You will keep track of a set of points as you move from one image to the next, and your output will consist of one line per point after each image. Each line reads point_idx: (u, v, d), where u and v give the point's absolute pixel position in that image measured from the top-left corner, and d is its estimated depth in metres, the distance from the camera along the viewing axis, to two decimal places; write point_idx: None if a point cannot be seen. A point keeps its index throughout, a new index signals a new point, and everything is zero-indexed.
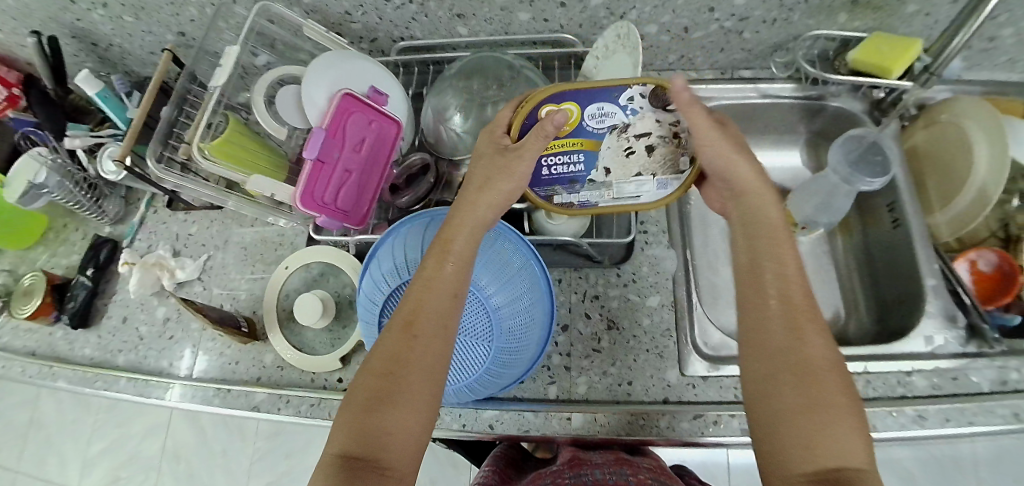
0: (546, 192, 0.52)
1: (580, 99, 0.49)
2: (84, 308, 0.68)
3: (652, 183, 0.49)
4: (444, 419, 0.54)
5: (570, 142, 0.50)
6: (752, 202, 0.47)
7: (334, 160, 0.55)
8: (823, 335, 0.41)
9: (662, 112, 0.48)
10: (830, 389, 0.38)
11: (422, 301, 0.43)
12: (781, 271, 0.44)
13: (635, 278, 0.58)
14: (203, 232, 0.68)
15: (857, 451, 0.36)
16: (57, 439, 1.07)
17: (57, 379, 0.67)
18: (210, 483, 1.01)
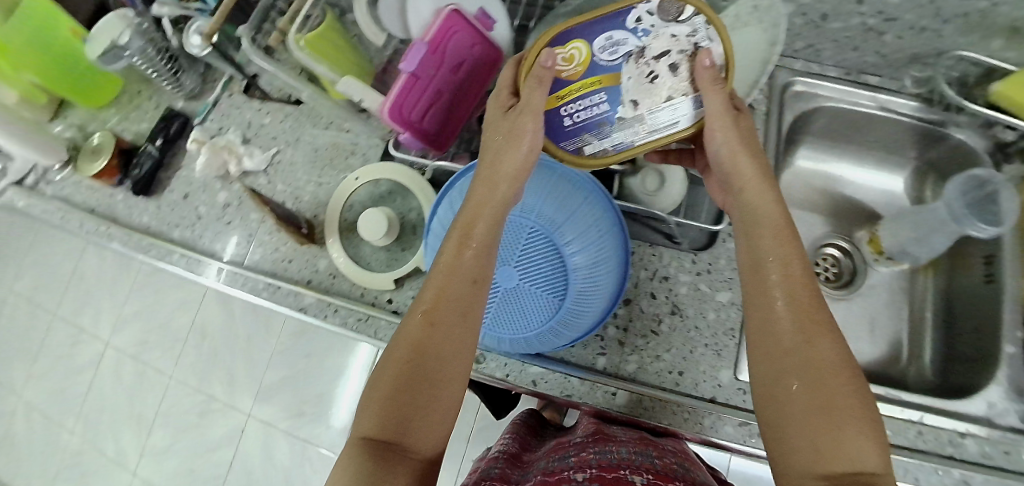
0: (573, 147, 0.44)
1: (586, 34, 0.42)
2: (147, 178, 0.68)
3: (683, 101, 0.42)
4: (489, 365, 0.52)
5: (586, 84, 0.42)
6: (752, 188, 0.42)
7: (428, 78, 0.51)
8: (833, 329, 0.36)
9: (676, 27, 0.41)
10: (842, 390, 0.33)
11: (446, 292, 0.39)
12: (786, 269, 0.38)
13: (709, 268, 0.55)
14: (276, 125, 0.67)
15: (873, 454, 0.32)
16: (109, 290, 1.18)
17: (112, 241, 0.68)
18: (229, 359, 1.09)
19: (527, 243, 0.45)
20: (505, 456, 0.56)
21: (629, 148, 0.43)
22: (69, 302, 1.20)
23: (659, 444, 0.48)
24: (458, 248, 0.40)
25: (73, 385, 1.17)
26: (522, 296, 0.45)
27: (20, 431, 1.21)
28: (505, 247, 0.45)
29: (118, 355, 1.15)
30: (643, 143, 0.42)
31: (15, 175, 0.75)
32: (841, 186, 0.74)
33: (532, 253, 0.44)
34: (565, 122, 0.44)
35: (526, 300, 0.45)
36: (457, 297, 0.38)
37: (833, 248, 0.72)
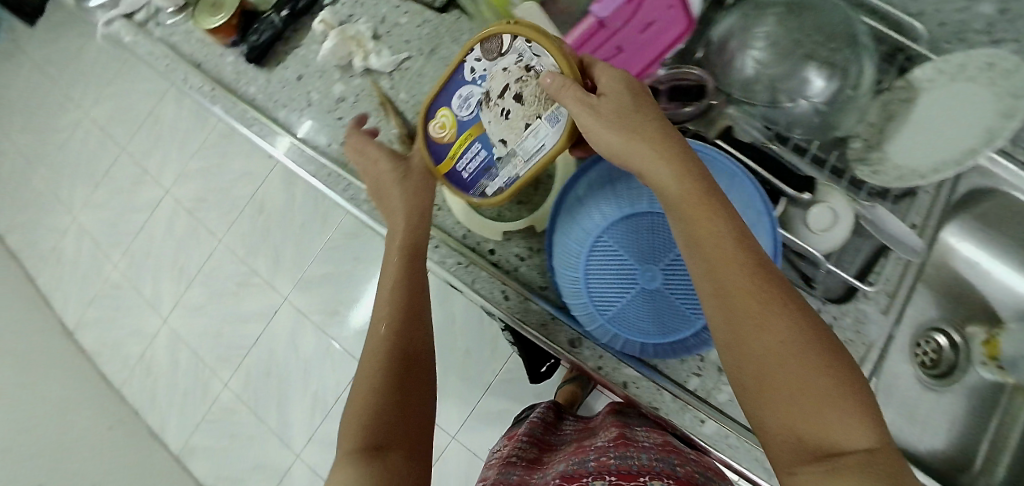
0: (477, 192, 0.47)
1: (446, 101, 0.47)
2: (264, 47, 0.64)
3: (541, 123, 0.42)
4: (582, 352, 0.48)
5: (463, 140, 0.46)
6: (675, 164, 0.36)
7: (612, 31, 0.46)
8: (778, 285, 0.31)
9: (506, 61, 0.43)
10: (812, 360, 0.28)
11: (396, 303, 0.43)
12: (717, 231, 0.33)
13: (831, 322, 0.52)
14: (411, 29, 0.62)
15: (860, 435, 0.26)
16: (178, 139, 1.18)
17: (214, 103, 0.66)
18: (280, 240, 1.09)
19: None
20: (523, 461, 0.59)
21: (517, 182, 0.45)
22: (141, 141, 1.21)
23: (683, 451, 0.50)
24: (400, 265, 0.44)
25: (130, 219, 1.21)
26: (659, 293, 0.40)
27: (75, 248, 1.28)
28: (658, 247, 0.40)
29: (176, 205, 1.17)
30: (528, 173, 0.44)
31: (126, 7, 0.71)
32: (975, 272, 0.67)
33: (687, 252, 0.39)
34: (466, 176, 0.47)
35: (664, 299, 0.40)
36: (410, 301, 0.43)
37: (940, 335, 0.67)
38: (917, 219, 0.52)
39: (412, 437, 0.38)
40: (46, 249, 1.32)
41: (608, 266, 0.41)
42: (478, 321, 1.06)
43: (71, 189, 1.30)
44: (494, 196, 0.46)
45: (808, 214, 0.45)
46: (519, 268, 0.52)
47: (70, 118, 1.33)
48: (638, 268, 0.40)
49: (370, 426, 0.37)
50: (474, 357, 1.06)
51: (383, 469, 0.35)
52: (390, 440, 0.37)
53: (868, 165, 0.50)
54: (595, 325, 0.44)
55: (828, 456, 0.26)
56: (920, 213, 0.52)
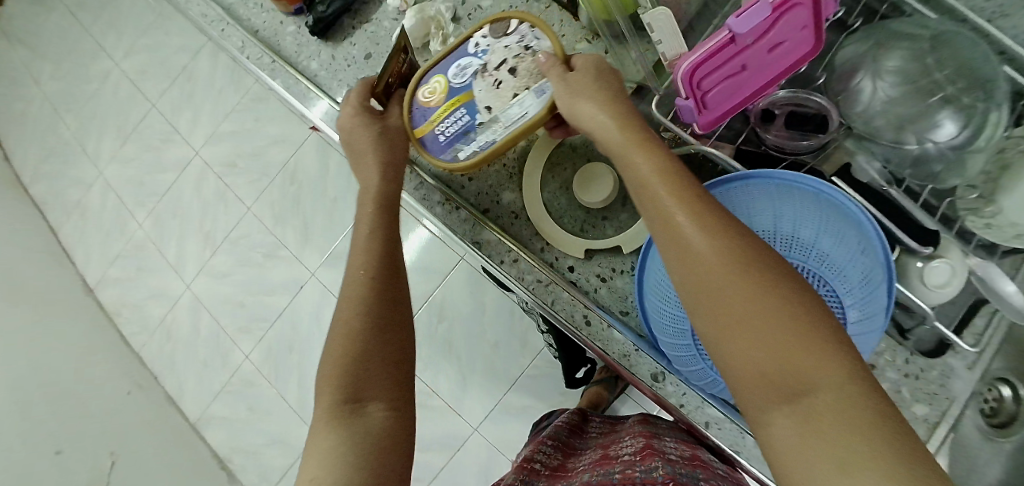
0: (446, 155, 0.46)
1: (442, 69, 0.46)
2: (331, 20, 0.59)
3: (528, 95, 0.43)
4: (664, 386, 0.46)
5: (449, 105, 0.45)
6: (631, 131, 0.37)
7: (745, 47, 0.42)
8: (732, 226, 0.31)
9: (506, 40, 0.44)
10: (771, 295, 0.28)
11: (373, 255, 0.41)
12: (670, 182, 0.33)
13: (918, 374, 0.49)
14: (493, 13, 0.57)
15: (827, 371, 0.25)
16: (211, 97, 1.12)
17: (273, 75, 0.61)
18: (309, 215, 1.04)
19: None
20: (545, 469, 0.52)
21: (491, 147, 0.43)
22: (172, 98, 1.17)
23: (710, 469, 0.47)
24: (373, 218, 0.44)
25: (157, 178, 1.17)
26: None
27: (99, 202, 1.25)
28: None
29: (205, 168, 1.12)
30: (502, 139, 0.43)
31: None
32: None
33: None
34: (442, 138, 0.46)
35: None
36: (387, 251, 0.42)
37: None
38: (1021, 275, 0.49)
39: (395, 386, 0.36)
40: (70, 200, 1.29)
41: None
42: (509, 314, 1.02)
43: (96, 140, 1.26)
44: (467, 159, 0.45)
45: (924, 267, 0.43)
46: (599, 289, 0.48)
47: (100, 65, 1.28)
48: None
49: (345, 374, 0.35)
50: (502, 350, 1.02)
51: (356, 423, 0.33)
52: (364, 389, 0.35)
53: (979, 217, 0.48)
54: (694, 368, 0.42)
55: (795, 397, 0.25)
56: None
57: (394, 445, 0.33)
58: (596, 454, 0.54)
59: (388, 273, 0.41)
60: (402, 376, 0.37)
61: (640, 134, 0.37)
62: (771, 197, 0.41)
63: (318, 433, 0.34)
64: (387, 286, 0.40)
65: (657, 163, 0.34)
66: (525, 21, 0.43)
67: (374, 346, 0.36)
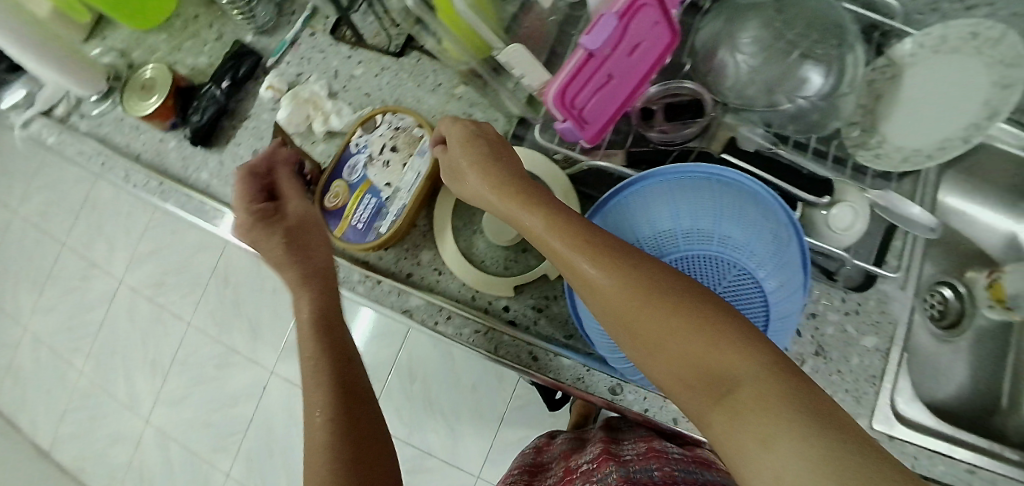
0: (367, 236, 0.50)
1: (336, 175, 0.52)
2: (209, 127, 0.58)
3: (414, 158, 0.50)
4: (625, 397, 0.46)
5: (355, 197, 0.51)
6: (521, 187, 0.39)
7: (605, 58, 0.43)
8: (626, 249, 0.31)
9: (379, 130, 0.51)
10: (675, 305, 0.28)
11: (320, 383, 0.39)
12: (558, 224, 0.34)
13: (858, 309, 0.51)
14: (368, 80, 0.57)
15: (745, 363, 0.24)
16: (121, 224, 1.08)
17: (166, 197, 0.59)
18: (253, 313, 1.00)
19: (733, 279, 0.39)
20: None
21: (405, 210, 0.49)
22: (81, 232, 1.10)
23: (666, 453, 0.45)
24: (311, 344, 0.42)
25: (85, 318, 1.10)
26: None
27: (31, 361, 1.16)
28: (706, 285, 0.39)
29: (133, 294, 1.06)
30: (412, 200, 0.49)
31: (43, 104, 0.65)
32: (965, 224, 0.68)
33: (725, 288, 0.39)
34: (360, 226, 0.51)
35: None
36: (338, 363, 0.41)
37: (945, 288, 0.68)
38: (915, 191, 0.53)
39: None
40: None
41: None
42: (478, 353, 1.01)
43: (12, 297, 1.18)
44: (390, 229, 0.49)
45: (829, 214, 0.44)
46: (538, 321, 0.48)
47: None
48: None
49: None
50: (483, 389, 1.00)
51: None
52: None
53: (867, 149, 0.51)
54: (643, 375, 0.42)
55: (724, 396, 0.24)
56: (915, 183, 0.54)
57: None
58: (559, 469, 0.52)
59: (343, 388, 0.39)
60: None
61: (526, 190, 0.38)
62: (666, 192, 0.42)
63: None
64: (352, 411, 0.38)
65: (547, 207, 0.35)
66: (383, 112, 0.51)
67: (366, 480, 0.35)
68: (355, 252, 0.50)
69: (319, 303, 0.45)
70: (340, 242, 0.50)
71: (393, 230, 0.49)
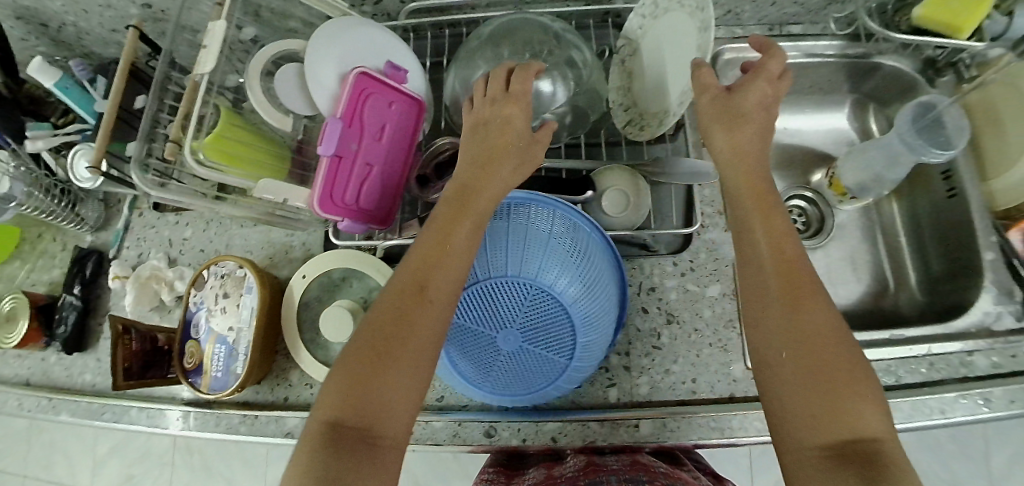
0: (228, 381, 0.53)
1: (186, 337, 0.56)
2: (76, 333, 0.61)
3: (244, 297, 0.54)
4: (501, 436, 0.49)
5: (208, 349, 0.54)
6: (746, 166, 0.43)
7: (352, 154, 0.47)
8: (818, 295, 0.37)
9: (209, 283, 0.56)
10: (831, 360, 0.35)
11: (380, 339, 0.36)
12: (776, 249, 0.39)
13: (692, 266, 0.54)
14: (200, 236, 0.63)
15: (874, 421, 0.33)
16: (63, 442, 0.99)
17: (58, 413, 0.60)
18: (227, 476, 0.95)
19: (530, 302, 0.41)
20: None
21: (251, 344, 0.53)
22: None
23: (652, 469, 0.44)
24: (397, 296, 0.38)
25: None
26: (536, 356, 0.42)
27: None
28: (509, 307, 0.41)
29: None
30: (254, 333, 0.53)
31: None
32: (787, 134, 0.72)
33: (532, 309, 0.41)
34: (222, 373, 0.54)
35: (541, 358, 0.42)
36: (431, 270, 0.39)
37: (798, 200, 0.71)
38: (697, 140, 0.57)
39: (369, 445, 0.33)
40: None
41: (469, 334, 0.43)
42: None
43: None
44: (244, 368, 0.53)
45: (602, 204, 0.48)
46: None
47: None
48: (497, 332, 0.42)
49: (364, 379, 0.35)
50: None
51: (342, 456, 0.32)
52: (348, 427, 0.33)
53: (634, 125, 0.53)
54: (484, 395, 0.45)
55: (849, 441, 0.32)
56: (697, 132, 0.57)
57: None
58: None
59: (426, 278, 0.38)
60: (380, 452, 0.33)
61: (767, 195, 0.42)
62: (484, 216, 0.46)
63: (299, 452, 0.33)
64: (422, 283, 0.38)
65: (762, 232, 0.40)
66: (207, 267, 0.56)
67: (382, 384, 0.35)
68: (225, 397, 0.53)
69: (496, 185, 0.43)
70: (207, 395, 0.53)
71: (248, 366, 0.53)
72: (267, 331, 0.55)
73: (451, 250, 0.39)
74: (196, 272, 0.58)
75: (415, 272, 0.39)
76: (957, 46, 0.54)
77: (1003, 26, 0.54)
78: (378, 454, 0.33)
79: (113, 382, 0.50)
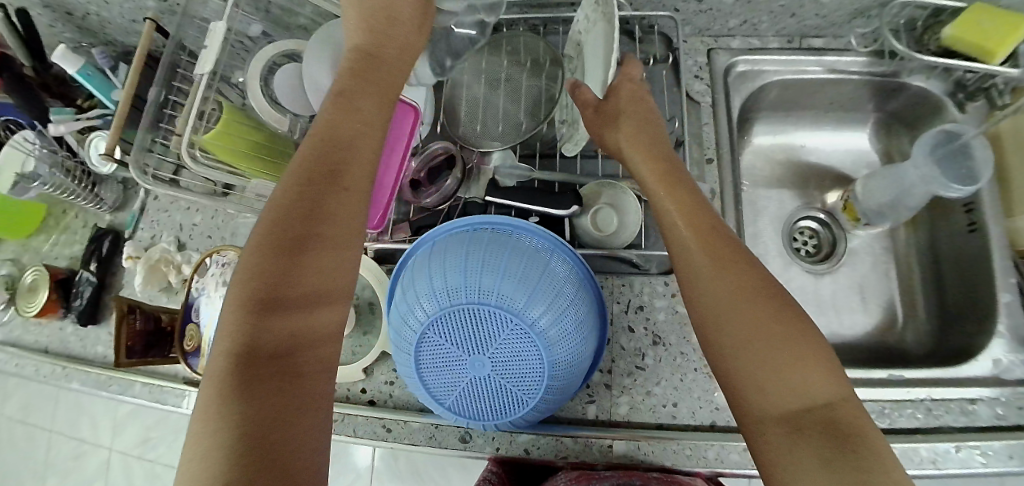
0: None
1: (188, 320, 0.58)
2: (91, 307, 0.65)
3: None
4: (475, 442, 0.50)
5: (206, 335, 0.57)
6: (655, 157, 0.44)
7: None
8: (746, 259, 0.37)
9: (212, 270, 0.58)
10: (774, 319, 0.34)
11: (263, 264, 0.34)
12: (692, 222, 0.39)
13: None
14: (207, 223, 0.65)
15: (825, 387, 0.32)
16: (88, 402, 1.05)
17: (71, 381, 0.64)
18: None
19: (501, 333, 0.41)
20: None
21: None
22: None
23: (646, 476, 0.45)
24: (279, 211, 0.36)
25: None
26: (501, 379, 0.42)
27: None
28: (478, 334, 0.41)
29: (124, 457, 1.03)
30: None
31: None
32: (803, 153, 0.69)
33: (492, 330, 0.41)
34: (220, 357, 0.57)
35: (505, 382, 0.42)
36: (314, 200, 0.37)
37: (810, 221, 0.69)
38: (703, 156, 0.56)
39: (286, 378, 0.33)
40: None
41: (438, 357, 0.42)
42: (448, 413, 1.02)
43: None
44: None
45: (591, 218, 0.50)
46: (393, 392, 0.54)
47: None
48: (468, 357, 0.41)
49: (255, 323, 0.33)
50: None
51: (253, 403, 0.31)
52: (258, 364, 0.32)
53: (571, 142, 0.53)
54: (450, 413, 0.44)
55: (807, 411, 0.31)
56: (704, 147, 0.57)
57: (290, 435, 0.31)
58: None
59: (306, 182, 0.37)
60: (302, 377, 0.33)
61: (669, 173, 0.43)
62: (464, 238, 0.45)
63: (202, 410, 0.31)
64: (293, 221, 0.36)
65: (685, 228, 0.38)
66: (209, 255, 0.58)
67: (280, 325, 0.34)
68: None
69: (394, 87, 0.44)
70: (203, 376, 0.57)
71: None
72: None
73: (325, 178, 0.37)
74: (200, 258, 0.60)
75: (289, 196, 0.36)
76: (989, 72, 0.50)
77: None
78: (300, 381, 0.33)
79: (115, 360, 0.53)
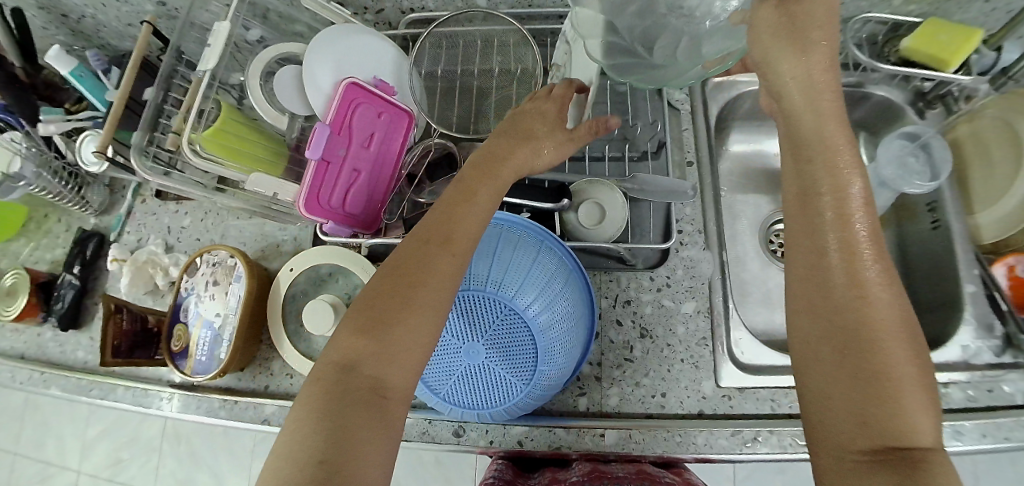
0: (207, 365, 0.55)
1: (174, 320, 0.57)
2: (73, 310, 0.63)
3: (232, 285, 0.56)
4: (469, 436, 0.51)
5: (194, 334, 0.56)
6: (814, 104, 0.37)
7: (340, 158, 0.50)
8: (891, 286, 0.34)
9: (203, 269, 0.58)
10: (895, 359, 0.32)
11: (386, 286, 0.37)
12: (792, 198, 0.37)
13: (669, 281, 0.55)
14: (197, 225, 0.65)
15: (925, 429, 0.31)
16: (54, 421, 1.00)
17: (47, 387, 0.62)
18: (212, 468, 0.93)
19: (501, 323, 0.42)
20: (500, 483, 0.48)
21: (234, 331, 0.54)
22: None
23: (658, 478, 0.45)
24: (419, 244, 0.39)
25: None
26: (503, 374, 0.43)
27: None
28: (478, 323, 0.42)
29: (92, 480, 0.99)
30: (238, 319, 0.55)
31: None
32: None
33: (498, 324, 0.42)
34: (205, 358, 0.56)
35: (503, 375, 0.43)
36: (439, 245, 0.38)
37: None
38: (684, 159, 0.59)
39: (370, 398, 0.34)
40: None
41: (438, 347, 0.43)
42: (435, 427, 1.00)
43: None
44: (227, 353, 0.54)
45: (579, 213, 0.52)
46: None
47: None
48: (463, 346, 0.42)
49: (374, 319, 0.36)
50: None
51: (352, 391, 0.34)
52: (351, 380, 0.35)
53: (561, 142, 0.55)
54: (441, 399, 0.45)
55: (896, 447, 0.30)
56: (685, 151, 0.59)
57: (351, 452, 0.32)
58: (544, 477, 0.51)
59: (439, 229, 0.39)
60: (383, 400, 0.35)
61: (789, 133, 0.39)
62: None
63: (298, 406, 0.34)
64: (442, 235, 0.39)
65: (799, 222, 0.37)
66: (199, 255, 0.57)
67: (404, 324, 0.36)
68: (202, 379, 0.54)
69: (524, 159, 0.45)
70: (189, 377, 0.55)
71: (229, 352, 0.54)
72: (252, 318, 0.57)
73: (470, 207, 0.41)
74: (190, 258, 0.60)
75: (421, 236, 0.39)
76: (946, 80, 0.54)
77: (992, 60, 0.56)
78: (381, 404, 0.34)
79: (101, 358, 0.52)
